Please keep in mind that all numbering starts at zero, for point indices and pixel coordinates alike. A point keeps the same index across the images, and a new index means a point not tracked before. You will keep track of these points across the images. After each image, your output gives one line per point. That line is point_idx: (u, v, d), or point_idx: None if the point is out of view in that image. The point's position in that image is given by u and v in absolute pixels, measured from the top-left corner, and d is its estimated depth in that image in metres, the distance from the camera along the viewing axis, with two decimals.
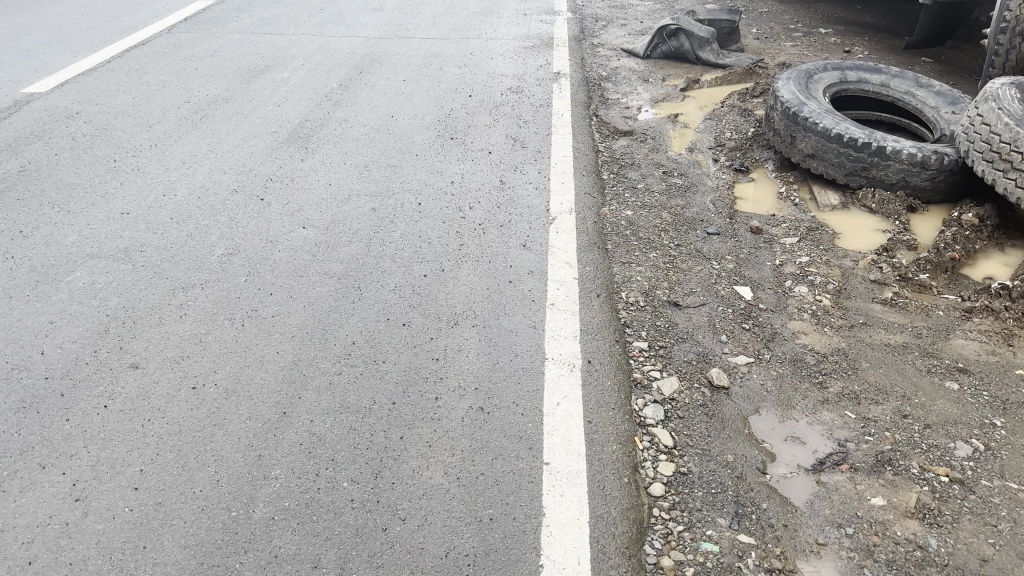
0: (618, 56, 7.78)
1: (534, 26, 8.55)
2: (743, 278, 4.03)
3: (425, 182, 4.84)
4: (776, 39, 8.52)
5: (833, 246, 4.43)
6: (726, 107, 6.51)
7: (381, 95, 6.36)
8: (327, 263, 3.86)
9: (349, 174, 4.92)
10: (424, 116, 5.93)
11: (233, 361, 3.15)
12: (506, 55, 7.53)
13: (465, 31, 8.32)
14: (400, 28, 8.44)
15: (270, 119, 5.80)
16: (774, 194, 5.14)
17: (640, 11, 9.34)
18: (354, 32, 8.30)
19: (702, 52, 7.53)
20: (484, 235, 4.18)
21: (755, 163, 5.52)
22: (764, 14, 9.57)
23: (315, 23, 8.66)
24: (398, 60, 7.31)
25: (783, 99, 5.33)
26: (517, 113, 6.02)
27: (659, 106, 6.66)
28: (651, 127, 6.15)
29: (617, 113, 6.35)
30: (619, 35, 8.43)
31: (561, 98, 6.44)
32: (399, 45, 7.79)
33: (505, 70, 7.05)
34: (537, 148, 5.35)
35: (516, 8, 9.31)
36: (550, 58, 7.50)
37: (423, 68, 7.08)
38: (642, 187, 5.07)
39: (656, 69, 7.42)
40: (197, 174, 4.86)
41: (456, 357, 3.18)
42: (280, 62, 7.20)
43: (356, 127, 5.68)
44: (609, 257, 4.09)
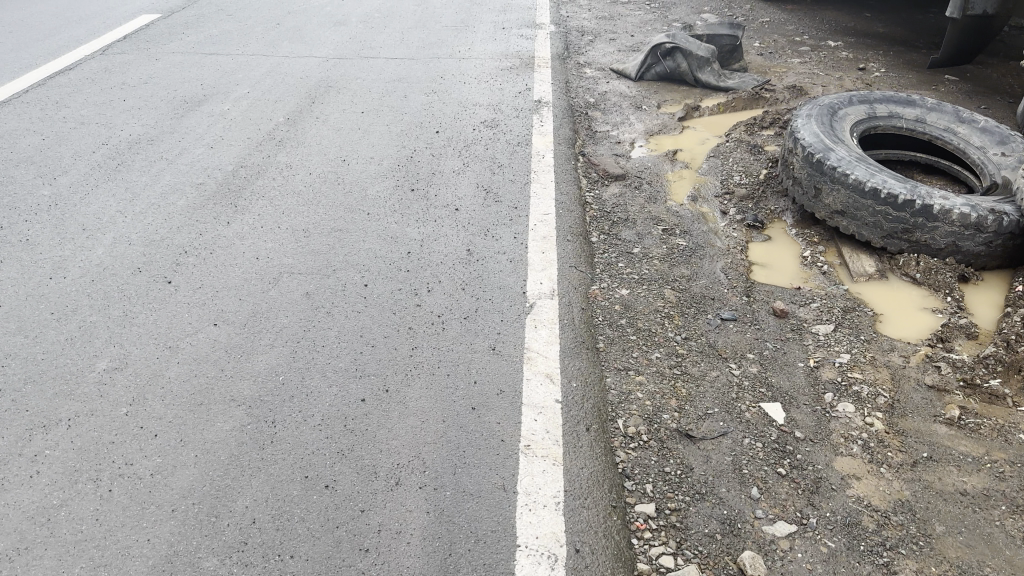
0: (607, 78, 6.94)
1: (513, 43, 7.71)
2: (769, 388, 3.19)
3: (374, 252, 3.98)
4: (781, 55, 7.70)
5: (876, 336, 3.60)
6: (732, 140, 5.67)
7: (332, 132, 5.51)
8: (237, 383, 3.00)
9: (283, 241, 4.07)
10: (380, 160, 5.08)
11: (85, 559, 2.29)
12: (480, 78, 6.69)
13: (436, 49, 7.48)
14: (364, 47, 7.59)
15: (199, 166, 4.94)
16: (797, 257, 4.31)
17: (629, 26, 8.52)
18: (312, 51, 7.44)
19: (701, 74, 6.70)
20: (441, 332, 3.33)
21: (771, 215, 4.68)
22: (765, 25, 8.77)
23: (268, 40, 7.80)
24: (356, 87, 6.46)
25: (804, 140, 4.48)
26: (490, 155, 5.18)
27: (654, 140, 5.83)
28: (646, 169, 5.31)
29: (606, 151, 5.52)
30: (607, 52, 7.60)
31: (541, 133, 5.60)
32: (361, 68, 6.94)
33: (478, 97, 6.21)
34: (512, 202, 4.51)
35: (493, 21, 8.47)
36: (530, 81, 6.66)
37: (385, 96, 6.23)
38: (638, 251, 4.24)
39: (650, 95, 6.59)
40: (97, 246, 3.99)
41: (393, 545, 2.32)
42: (222, 90, 6.33)
43: (299, 175, 4.82)
44: (601, 362, 3.21)
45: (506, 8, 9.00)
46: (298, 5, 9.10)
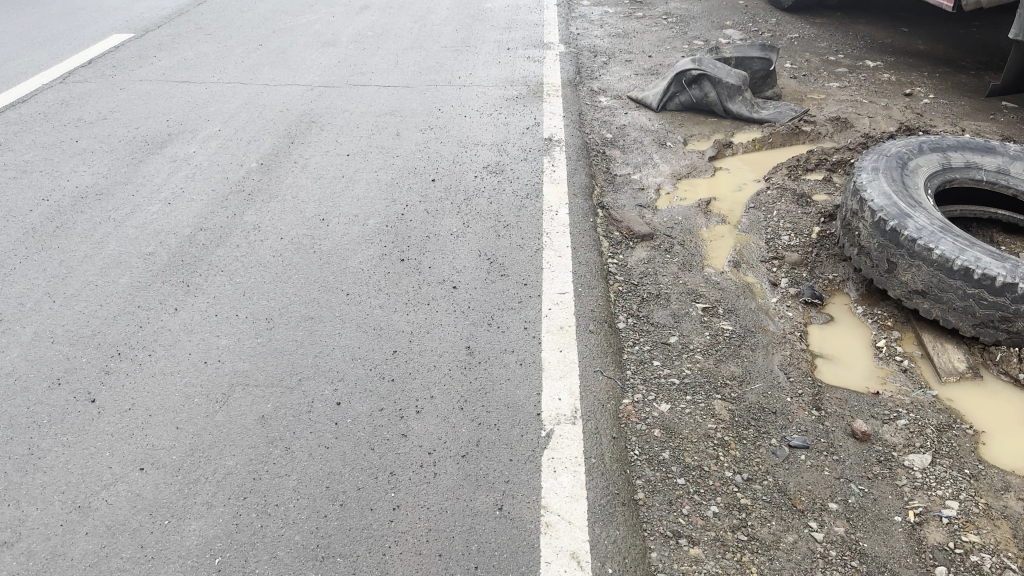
0: (624, 109, 6.20)
1: (520, 67, 6.97)
2: (863, 561, 2.43)
3: (350, 350, 3.22)
4: (817, 79, 6.94)
5: (984, 468, 2.83)
6: (773, 187, 4.91)
7: (311, 182, 4.76)
8: (158, 571, 2.28)
9: (240, 334, 3.32)
10: (365, 217, 4.35)
11: None
12: (482, 111, 5.96)
13: (433, 76, 6.75)
14: (354, 72, 6.86)
15: (151, 229, 4.21)
16: (868, 346, 3.55)
17: (646, 47, 7.79)
18: (296, 77, 6.73)
19: (732, 104, 5.95)
20: (432, 480, 2.56)
21: (831, 289, 3.93)
22: (794, 42, 8.03)
23: (248, 64, 7.07)
24: (342, 122, 5.73)
25: (873, 201, 3.72)
26: (494, 212, 4.43)
27: (683, 186, 5.08)
28: (677, 224, 4.56)
29: (628, 202, 4.77)
30: (623, 79, 6.86)
31: (553, 180, 4.85)
32: (349, 98, 6.23)
33: (479, 135, 5.48)
34: (521, 277, 3.77)
35: (496, 41, 7.75)
36: (538, 115, 5.91)
37: (374, 135, 5.50)
38: (676, 339, 3.48)
39: (674, 129, 5.84)
40: (13, 347, 3.27)
41: None
42: (190, 127, 5.61)
43: (268, 240, 4.08)
44: (642, 527, 2.45)
45: (511, 26, 8.27)
46: (284, 24, 8.38)
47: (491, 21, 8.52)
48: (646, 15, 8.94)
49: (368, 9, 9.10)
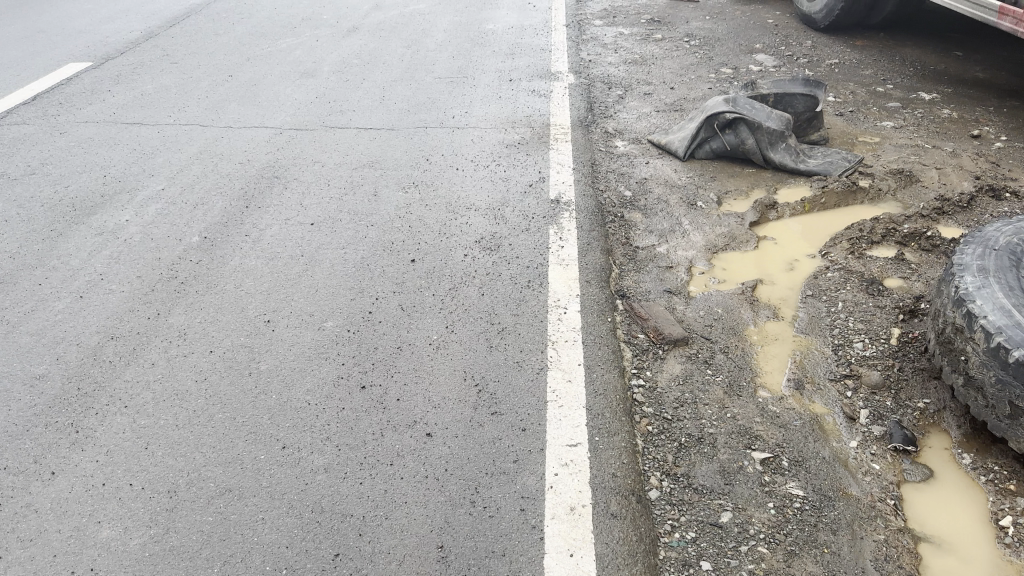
0: (645, 156, 5.29)
1: (523, 105, 6.09)
2: None
3: (273, 553, 2.31)
4: (866, 117, 6.03)
5: None
6: (833, 268, 3.99)
7: (261, 264, 3.86)
8: None
9: (129, 519, 2.44)
10: (322, 315, 3.44)
11: None
12: (477, 163, 5.06)
13: (423, 116, 5.88)
14: (332, 110, 5.99)
15: (49, 337, 3.33)
16: (986, 523, 2.64)
17: (666, 77, 6.88)
18: (265, 116, 5.86)
19: (774, 152, 5.04)
20: None
21: (926, 428, 3.00)
22: (835, 71, 7.13)
23: (213, 100, 6.21)
24: (310, 178, 4.84)
25: (987, 317, 2.82)
26: (486, 307, 3.51)
27: (721, 263, 4.16)
28: (717, 320, 3.63)
29: (655, 288, 3.85)
30: (642, 119, 5.96)
31: (560, 259, 3.94)
32: (323, 145, 5.36)
33: (473, 197, 4.58)
34: (517, 416, 2.84)
35: (497, 70, 6.88)
36: (544, 167, 5.01)
37: (347, 195, 4.62)
38: (728, 514, 2.54)
39: (705, 185, 4.92)
40: None
41: None
42: (129, 185, 4.74)
43: (193, 355, 3.19)
44: None
45: (514, 53, 7.40)
46: (262, 51, 7.53)
47: (491, 47, 7.66)
48: (665, 38, 8.05)
49: (356, 32, 8.24)
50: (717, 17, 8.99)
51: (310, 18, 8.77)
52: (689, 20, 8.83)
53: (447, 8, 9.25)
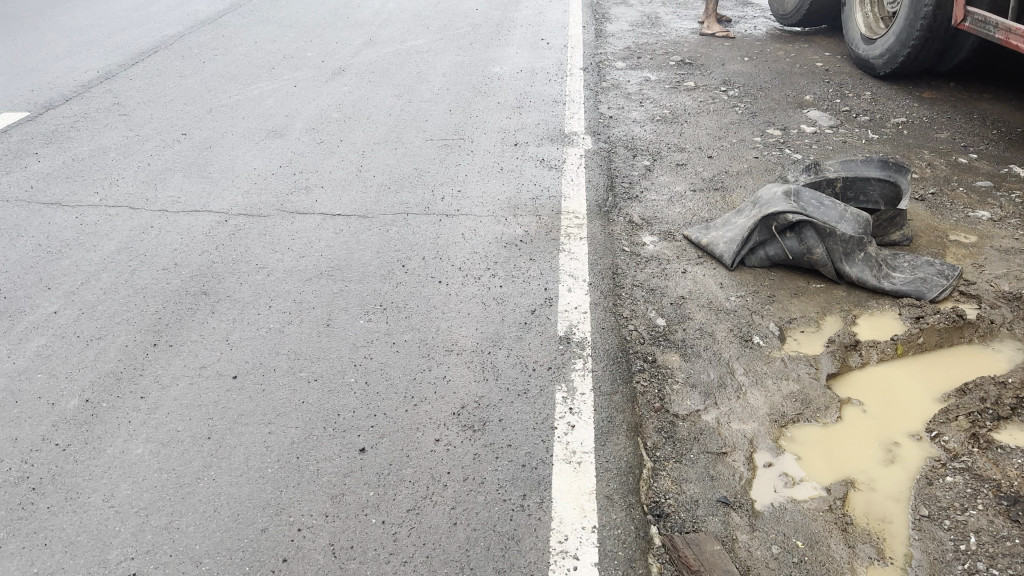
0: (681, 262, 4.18)
1: (529, 183, 5.01)
2: None
3: None
4: (953, 203, 4.90)
5: None
6: (952, 466, 2.89)
7: (147, 455, 2.78)
8: None
9: None
10: (213, 566, 2.35)
11: None
12: (466, 272, 3.97)
13: (407, 197, 4.81)
14: (296, 185, 4.93)
15: None
16: None
17: (702, 141, 5.78)
18: (213, 193, 4.81)
19: (846, 266, 3.94)
20: None
21: None
22: (903, 135, 6.02)
23: (155, 168, 5.17)
24: (248, 291, 3.76)
25: None
26: (457, 550, 2.39)
27: (793, 445, 3.03)
28: (800, 563, 2.49)
29: (705, 496, 2.71)
30: (675, 204, 4.86)
31: (569, 449, 2.82)
32: (277, 236, 4.30)
33: (456, 330, 3.48)
34: None
35: (500, 132, 5.82)
36: (551, 281, 3.90)
37: (292, 320, 3.54)
38: None
39: (763, 311, 3.78)
40: None
41: None
42: (14, 303, 3.70)
43: None
44: None
45: (521, 108, 6.34)
46: (228, 100, 6.51)
47: (495, 98, 6.61)
48: (698, 88, 6.96)
49: (341, 75, 7.21)
50: (757, 59, 7.90)
51: (292, 55, 7.76)
52: (725, 63, 7.74)
53: (448, 45, 8.21)
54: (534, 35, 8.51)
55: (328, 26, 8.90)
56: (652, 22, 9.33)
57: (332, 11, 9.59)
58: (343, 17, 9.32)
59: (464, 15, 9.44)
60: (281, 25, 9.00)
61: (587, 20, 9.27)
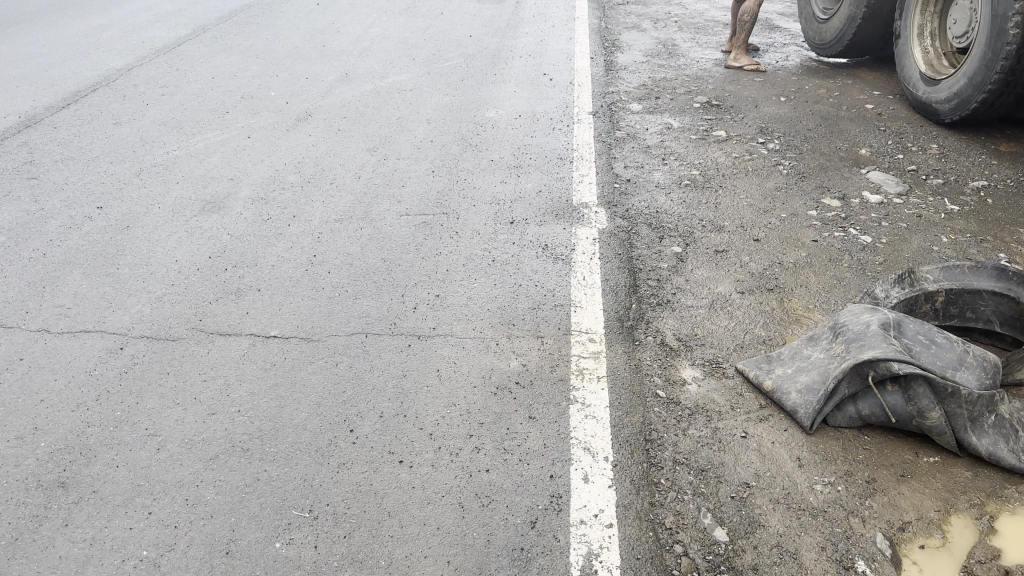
0: (738, 417, 3.04)
1: (528, 283, 3.89)
2: None
3: None
4: None
5: None
6: None
7: None
8: None
9: None
10: None
11: None
12: (436, 437, 2.83)
13: (367, 305, 3.69)
14: (225, 287, 3.81)
15: None
16: None
17: (743, 217, 4.66)
18: (114, 301, 3.71)
19: (968, 437, 2.81)
20: None
21: None
22: (988, 204, 4.91)
23: (50, 262, 4.07)
24: (121, 484, 2.66)
25: None
26: None
27: None
28: None
29: None
30: (719, 315, 3.73)
31: None
32: (184, 375, 3.20)
33: (418, 562, 2.35)
34: None
35: (493, 206, 4.73)
36: (559, 458, 2.77)
37: (179, 542, 2.44)
38: None
39: (863, 512, 2.64)
40: None
41: None
42: None
43: None
44: None
45: (518, 170, 5.24)
46: (165, 157, 5.41)
47: (488, 155, 5.52)
48: (729, 140, 5.86)
49: (306, 121, 6.11)
50: (793, 100, 6.79)
51: (253, 95, 6.67)
52: (758, 104, 6.65)
53: (435, 82, 7.13)
54: (535, 69, 7.43)
55: (300, 57, 7.82)
56: (669, 53, 8.24)
57: (306, 38, 8.51)
58: (318, 45, 8.23)
59: (455, 44, 8.36)
60: (247, 55, 7.90)
61: (595, 50, 8.19)
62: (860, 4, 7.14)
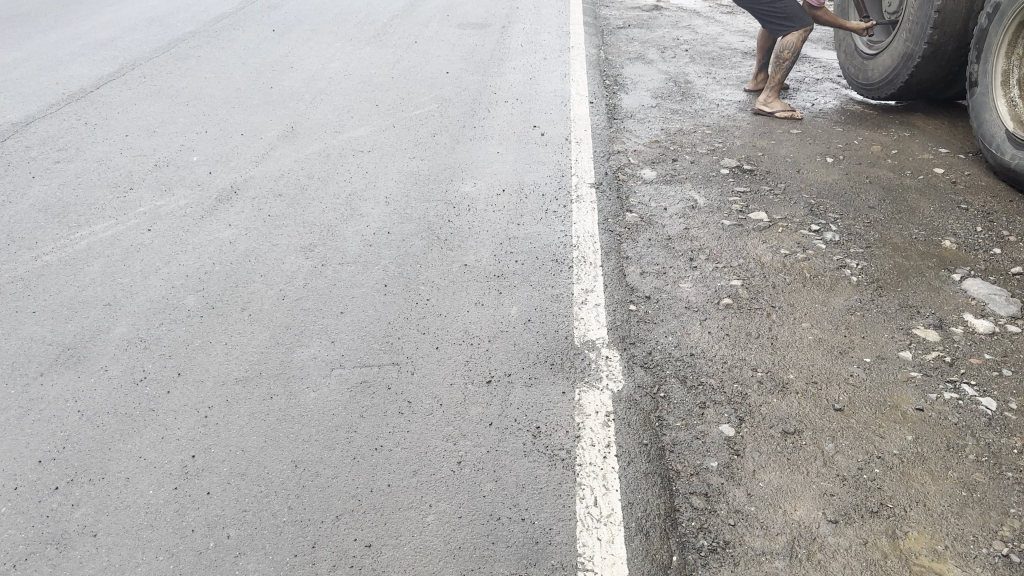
0: None
1: (513, 509, 2.56)
2: None
3: None
4: None
5: None
6: None
7: None
8: None
9: None
10: None
11: None
12: None
13: (255, 566, 2.37)
14: (47, 532, 2.52)
15: None
16: None
17: (811, 364, 3.37)
18: None
19: None
20: None
21: None
22: None
23: None
24: None
25: None
26: None
27: None
28: None
29: None
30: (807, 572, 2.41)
31: None
32: None
33: None
34: None
35: (464, 345, 3.42)
36: None
37: None
38: None
39: None
40: None
41: None
42: None
43: None
44: None
45: (499, 281, 3.93)
46: (33, 263, 4.09)
47: (462, 253, 4.21)
48: (773, 227, 4.56)
49: (229, 200, 4.78)
50: (843, 162, 5.50)
51: (171, 162, 5.35)
52: (801, 170, 5.36)
53: (401, 138, 5.82)
54: (524, 120, 6.13)
55: (240, 103, 6.50)
56: (683, 93, 6.94)
57: (251, 77, 7.17)
58: (264, 87, 6.90)
59: (428, 84, 7.05)
60: (176, 101, 6.57)
61: (596, 90, 6.89)
62: (920, 39, 5.85)
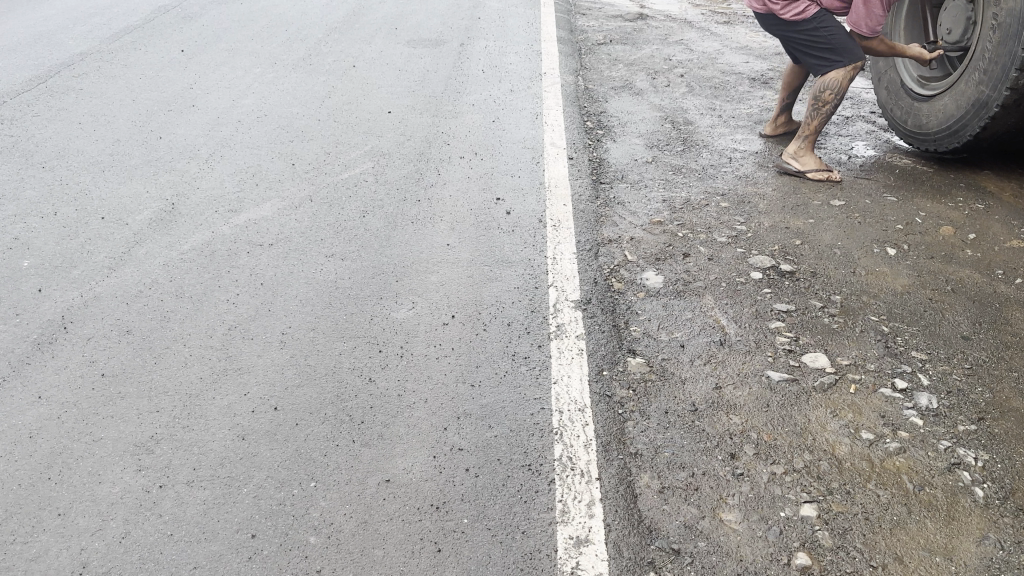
0: None
1: None
2: None
3: None
4: None
5: None
6: None
7: None
8: None
9: None
10: None
11: None
12: None
13: None
14: None
15: None
16: None
17: None
18: None
19: None
20: None
21: None
22: None
23: None
24: None
25: None
26: None
27: None
28: None
29: None
30: None
31: None
32: None
33: None
34: None
35: None
36: None
37: None
38: None
39: None
40: None
41: None
42: None
43: None
44: None
45: (437, 519, 2.49)
46: None
47: (384, 450, 2.77)
48: (840, 383, 3.16)
49: (53, 346, 3.30)
50: (910, 255, 4.11)
51: None
52: (856, 270, 3.97)
53: (317, 221, 4.35)
54: (483, 191, 4.68)
55: (113, 163, 4.98)
56: (685, 140, 5.51)
57: (138, 121, 5.64)
58: (150, 138, 5.37)
59: (363, 130, 5.55)
60: (30, 161, 5.04)
61: (575, 137, 5.45)
62: (1000, 83, 4.47)
